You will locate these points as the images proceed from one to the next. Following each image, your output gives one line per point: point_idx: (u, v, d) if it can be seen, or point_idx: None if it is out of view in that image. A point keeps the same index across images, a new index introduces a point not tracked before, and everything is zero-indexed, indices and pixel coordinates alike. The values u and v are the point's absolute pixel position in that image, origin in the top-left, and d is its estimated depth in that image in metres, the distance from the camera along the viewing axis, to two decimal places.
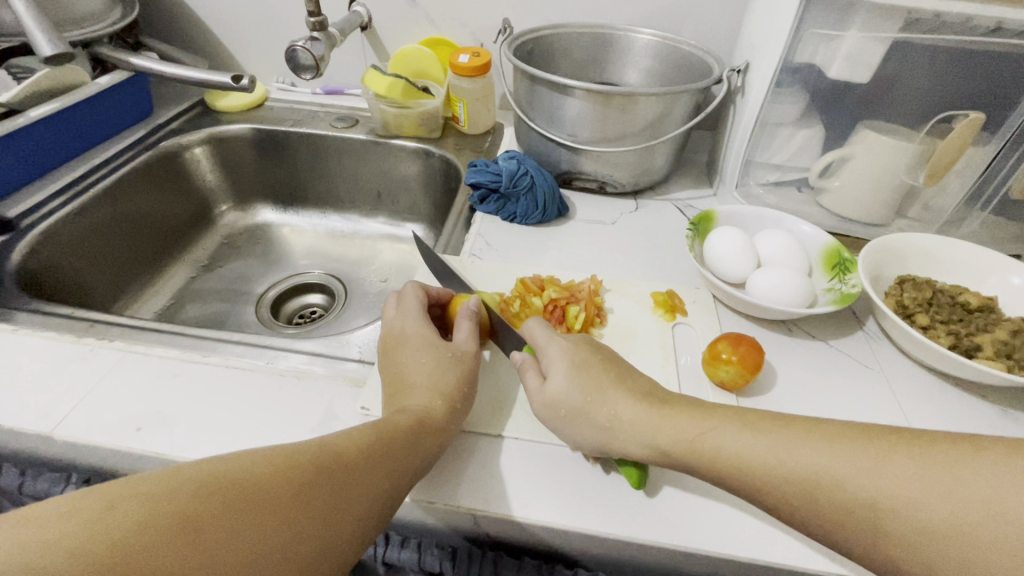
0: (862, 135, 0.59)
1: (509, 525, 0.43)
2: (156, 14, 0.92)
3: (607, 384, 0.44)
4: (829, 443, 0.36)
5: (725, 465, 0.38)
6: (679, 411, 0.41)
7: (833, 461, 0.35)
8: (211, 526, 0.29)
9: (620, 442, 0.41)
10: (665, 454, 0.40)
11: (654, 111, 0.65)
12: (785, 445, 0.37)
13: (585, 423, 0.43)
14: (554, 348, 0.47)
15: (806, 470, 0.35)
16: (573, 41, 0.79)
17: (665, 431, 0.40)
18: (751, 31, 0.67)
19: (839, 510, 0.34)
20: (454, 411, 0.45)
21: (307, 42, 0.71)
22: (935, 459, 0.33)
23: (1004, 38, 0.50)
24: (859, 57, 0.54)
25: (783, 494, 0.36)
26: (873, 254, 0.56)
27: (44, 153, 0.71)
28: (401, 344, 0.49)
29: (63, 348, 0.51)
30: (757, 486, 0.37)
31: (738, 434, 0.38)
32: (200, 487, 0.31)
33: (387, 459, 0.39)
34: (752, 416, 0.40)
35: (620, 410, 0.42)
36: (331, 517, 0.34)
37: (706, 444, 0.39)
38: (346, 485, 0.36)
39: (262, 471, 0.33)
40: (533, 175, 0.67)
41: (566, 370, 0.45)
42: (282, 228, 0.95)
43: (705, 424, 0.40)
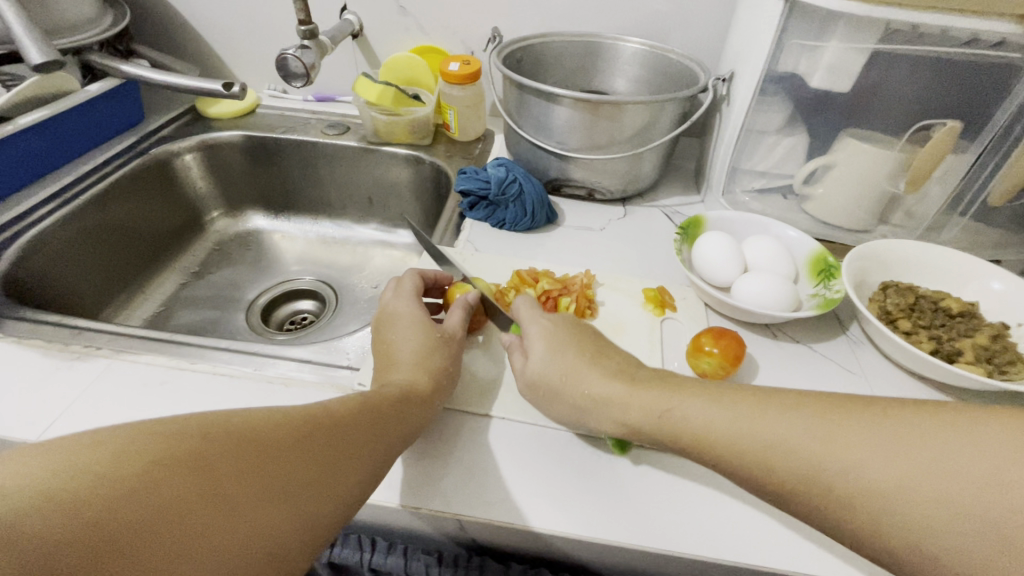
0: (845, 143, 0.60)
1: (495, 531, 0.43)
2: (147, 21, 0.92)
3: (582, 362, 0.45)
4: (791, 413, 0.36)
5: (690, 438, 0.39)
6: (651, 386, 0.42)
7: (792, 428, 0.35)
8: (226, 469, 0.30)
9: (595, 418, 0.43)
10: (635, 429, 0.41)
11: (641, 120, 0.65)
12: (747, 415, 0.37)
13: (560, 401, 0.44)
14: (536, 327, 0.48)
15: (766, 439, 0.36)
16: (562, 49, 0.80)
17: (634, 407, 0.41)
18: (735, 42, 0.69)
19: (797, 475, 0.34)
20: (436, 389, 0.46)
21: (298, 50, 0.71)
22: (892, 425, 0.33)
23: (981, 49, 0.51)
24: (840, 66, 0.55)
25: (744, 463, 0.36)
26: (857, 260, 0.57)
27: (33, 160, 0.71)
28: (394, 322, 0.51)
29: (50, 356, 0.51)
30: (721, 457, 0.37)
31: (703, 406, 0.39)
32: (212, 433, 0.31)
33: (383, 425, 0.40)
34: (719, 389, 0.40)
35: (595, 387, 0.43)
36: (337, 471, 0.35)
37: (673, 418, 0.39)
38: (349, 443, 0.37)
39: (270, 423, 0.34)
40: (522, 182, 0.68)
41: (545, 350, 0.46)
42: (273, 234, 0.95)
43: (672, 397, 0.40)
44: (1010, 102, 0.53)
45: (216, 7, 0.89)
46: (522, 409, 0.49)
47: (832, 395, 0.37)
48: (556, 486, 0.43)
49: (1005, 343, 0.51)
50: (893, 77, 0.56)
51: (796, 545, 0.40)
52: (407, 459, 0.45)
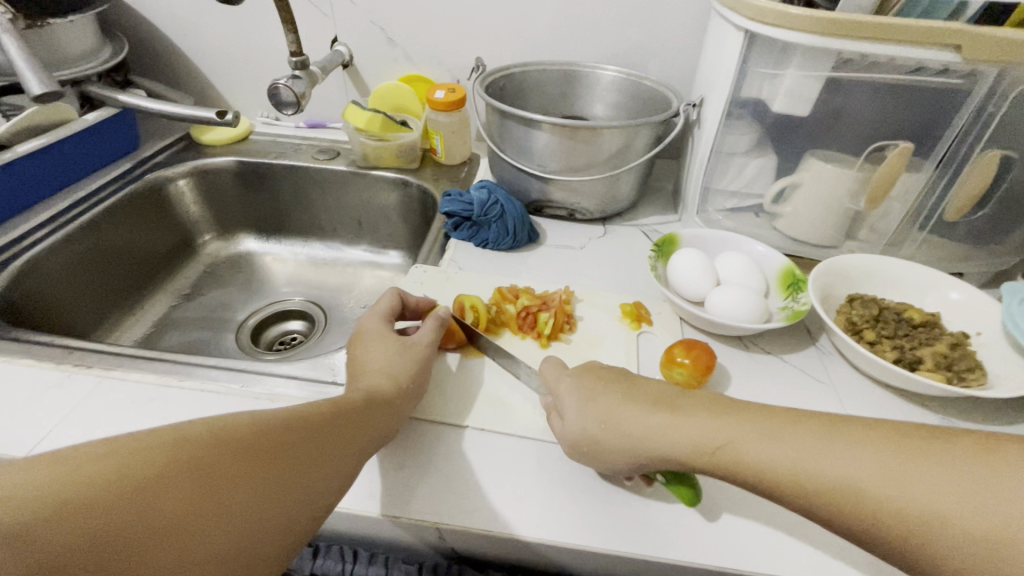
0: (809, 163, 0.63)
1: (472, 538, 0.44)
2: (145, 53, 0.96)
3: (619, 404, 0.44)
4: (857, 450, 0.35)
5: (749, 475, 0.38)
6: (698, 417, 0.41)
7: (861, 467, 0.34)
8: (213, 466, 0.32)
9: (644, 457, 0.41)
10: (686, 465, 0.40)
11: (617, 143, 0.69)
12: (811, 451, 0.36)
13: (608, 452, 0.43)
14: (562, 385, 0.48)
15: (832, 478, 0.35)
16: (542, 78, 0.83)
17: (685, 442, 0.40)
18: (704, 70, 0.72)
19: (870, 516, 0.33)
20: (404, 389, 0.47)
21: (288, 80, 0.74)
22: (970, 468, 0.32)
23: (927, 76, 0.55)
24: (799, 92, 0.59)
25: (812, 501, 0.35)
26: (822, 275, 0.59)
27: (30, 186, 0.73)
28: (359, 339, 0.53)
29: (42, 374, 0.53)
30: (786, 495, 0.36)
31: (763, 443, 0.38)
32: (194, 435, 0.33)
33: (360, 423, 0.42)
34: (773, 421, 0.39)
35: (641, 427, 0.42)
36: (317, 464, 0.37)
37: (728, 455, 0.39)
38: (326, 440, 0.39)
39: (251, 424, 0.36)
40: (503, 203, 0.70)
41: (578, 405, 0.45)
42: (264, 256, 0.97)
43: (725, 431, 0.39)
44: (957, 123, 0.57)
45: (211, 40, 0.93)
46: (501, 418, 0.51)
47: (897, 426, 0.36)
48: (533, 494, 0.45)
49: (963, 352, 0.53)
50: (853, 101, 0.60)
51: (765, 547, 0.42)
52: (388, 471, 0.46)
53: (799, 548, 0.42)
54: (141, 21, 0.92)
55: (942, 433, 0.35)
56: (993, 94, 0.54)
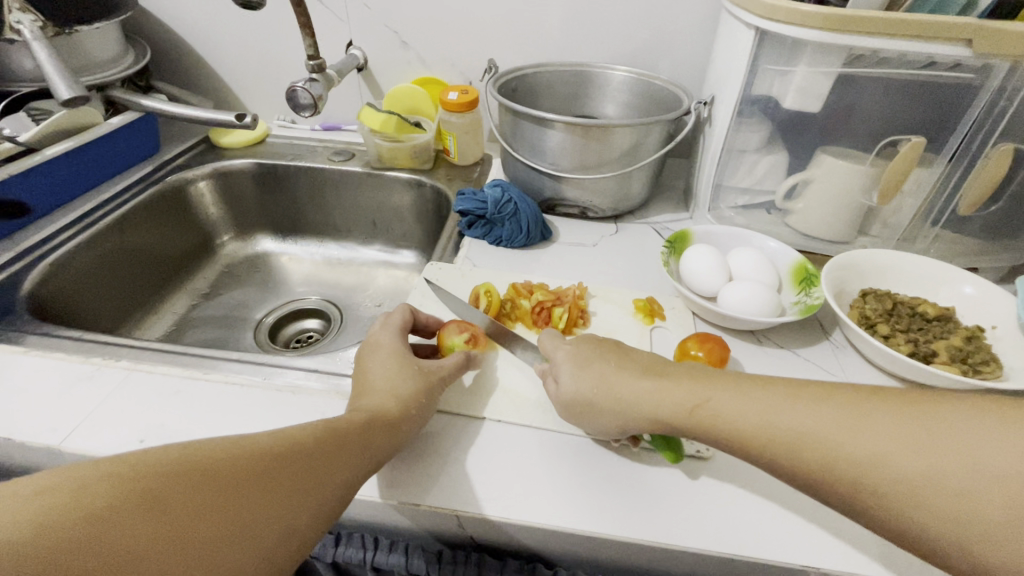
0: (820, 159, 0.63)
1: (490, 526, 0.45)
2: (166, 59, 0.99)
3: (609, 370, 0.45)
4: (818, 405, 0.37)
5: (720, 431, 0.39)
6: (675, 380, 0.43)
7: (821, 419, 0.36)
8: (181, 500, 0.32)
9: (626, 418, 0.43)
10: (664, 425, 0.42)
11: (628, 141, 0.69)
12: (778, 407, 0.38)
13: (594, 413, 0.45)
14: (560, 355, 0.49)
15: (795, 431, 0.36)
16: (554, 78, 0.85)
17: (664, 404, 0.42)
18: (714, 69, 0.73)
19: (829, 466, 0.35)
20: (406, 417, 0.46)
21: (306, 83, 0.76)
22: (916, 418, 0.34)
23: (938, 71, 0.55)
24: (810, 88, 0.59)
25: (776, 454, 0.37)
26: (835, 269, 0.60)
27: (57, 189, 0.76)
28: (372, 351, 0.52)
29: (72, 367, 0.54)
30: (751, 450, 0.38)
31: (735, 400, 0.40)
32: (163, 470, 0.32)
33: (353, 447, 0.41)
34: (746, 382, 0.41)
35: (626, 392, 0.43)
36: (297, 495, 0.36)
37: (704, 413, 0.40)
38: (311, 467, 0.38)
39: (229, 454, 0.35)
40: (517, 202, 0.71)
41: (572, 370, 0.47)
42: (281, 256, 0.99)
43: (700, 391, 0.41)
44: (969, 118, 0.57)
45: (230, 45, 0.95)
46: (517, 409, 0.51)
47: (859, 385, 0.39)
48: (550, 483, 0.45)
49: (978, 345, 0.54)
50: (864, 98, 0.60)
51: (781, 535, 0.42)
52: (407, 461, 0.47)
53: (814, 536, 0.42)
54: (162, 27, 0.95)
55: (897, 391, 0.37)
56: (1004, 89, 0.54)
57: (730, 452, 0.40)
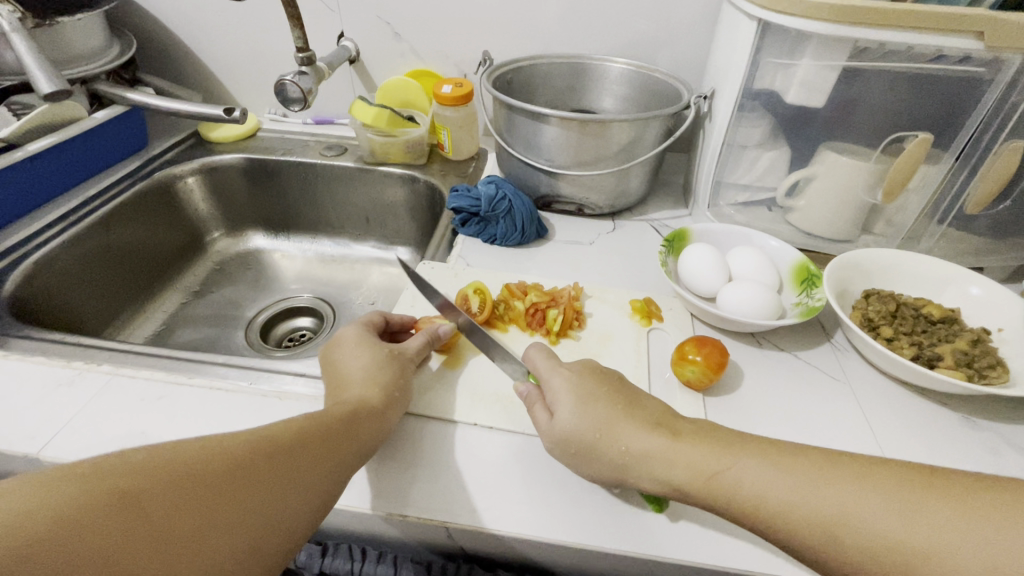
0: (824, 155, 0.62)
1: (481, 538, 0.44)
2: (153, 51, 0.96)
3: (619, 417, 0.43)
4: (857, 484, 0.35)
5: (745, 502, 0.37)
6: (696, 441, 0.40)
7: (861, 498, 0.34)
8: (158, 500, 0.29)
9: (638, 477, 0.41)
10: (680, 490, 0.39)
11: (626, 136, 0.68)
12: (811, 483, 0.36)
13: (597, 460, 0.42)
14: (556, 379, 0.46)
15: (831, 510, 0.34)
16: (551, 71, 0.83)
17: (679, 466, 0.39)
18: (715, 62, 0.71)
19: (867, 550, 0.33)
20: (390, 400, 0.46)
21: (295, 76, 0.74)
22: (973, 505, 0.32)
23: (947, 65, 0.54)
24: (814, 82, 0.57)
25: (808, 535, 0.35)
26: (838, 269, 0.58)
27: (39, 185, 0.74)
28: (339, 344, 0.51)
29: (53, 372, 0.53)
30: (782, 528, 0.36)
31: (762, 471, 0.37)
32: (142, 466, 0.30)
33: (336, 442, 0.40)
34: (772, 450, 0.39)
35: (634, 444, 0.41)
36: (281, 491, 0.35)
37: (725, 480, 0.38)
38: (295, 463, 0.36)
39: (204, 449, 0.33)
40: (511, 199, 0.69)
41: (574, 405, 0.44)
42: (273, 253, 0.97)
43: (724, 459, 0.39)
44: (977, 114, 0.56)
45: (217, 36, 0.93)
46: (509, 414, 0.50)
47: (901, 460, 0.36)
48: (545, 492, 0.44)
49: (984, 348, 0.52)
50: (869, 92, 0.59)
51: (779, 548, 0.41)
52: (394, 470, 0.45)
53: None
54: (148, 18, 0.92)
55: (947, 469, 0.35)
56: (1015, 83, 0.52)
57: (755, 526, 0.37)
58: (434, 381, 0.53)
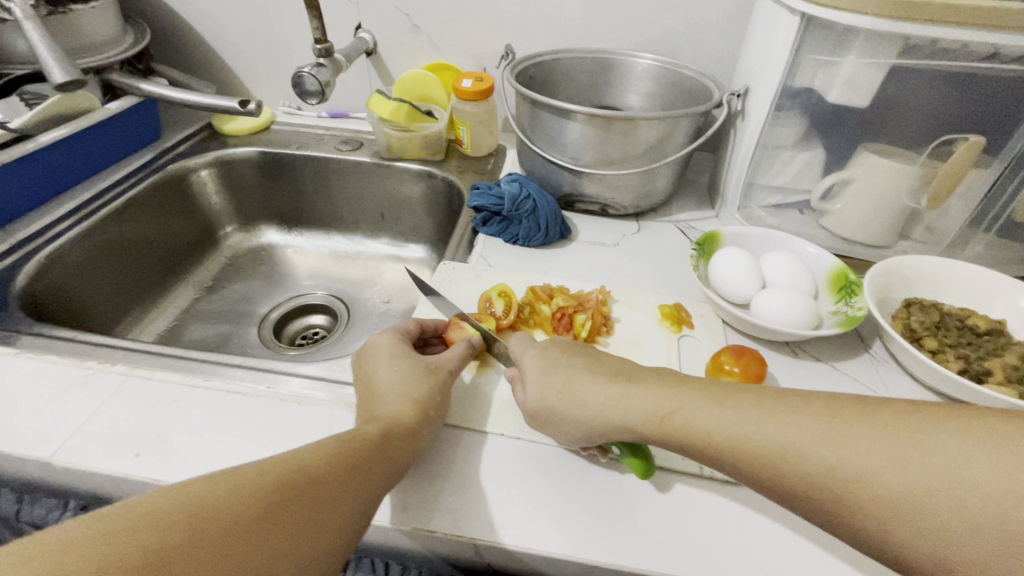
0: (864, 157, 0.59)
1: (508, 555, 0.42)
2: (167, 41, 0.94)
3: (577, 374, 0.44)
4: (793, 416, 0.35)
5: (693, 440, 0.38)
6: (647, 385, 0.41)
7: (796, 429, 0.34)
8: (178, 562, 0.27)
9: (596, 427, 0.41)
10: (632, 434, 0.40)
11: (655, 134, 0.65)
12: (752, 418, 0.36)
13: (558, 416, 0.43)
14: (528, 356, 0.47)
15: (770, 443, 0.35)
16: (574, 66, 0.80)
17: (632, 411, 0.40)
18: (748, 58, 0.68)
19: (803, 477, 0.33)
20: (425, 421, 0.44)
21: (313, 67, 0.72)
22: (898, 428, 0.32)
23: (1000, 64, 0.51)
24: (858, 80, 0.55)
25: (753, 469, 0.35)
26: (879, 276, 0.56)
27: (51, 177, 0.72)
28: (372, 355, 0.49)
29: (66, 372, 0.51)
30: (727, 461, 0.37)
31: (707, 411, 0.38)
32: (162, 517, 0.28)
33: (364, 471, 0.37)
34: (719, 389, 0.39)
35: (591, 397, 0.42)
36: (312, 527, 0.33)
37: (674, 421, 0.39)
38: (326, 495, 0.35)
39: (225, 494, 0.31)
40: (535, 199, 0.67)
41: (539, 371, 0.45)
42: (286, 249, 0.95)
43: (672, 400, 0.39)
44: None
45: (233, 26, 0.91)
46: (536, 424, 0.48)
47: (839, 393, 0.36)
48: (576, 508, 0.42)
49: None
50: (915, 91, 0.56)
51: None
52: (419, 482, 0.43)
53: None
54: (162, 7, 0.90)
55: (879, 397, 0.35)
56: None
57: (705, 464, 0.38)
58: (458, 388, 0.51)
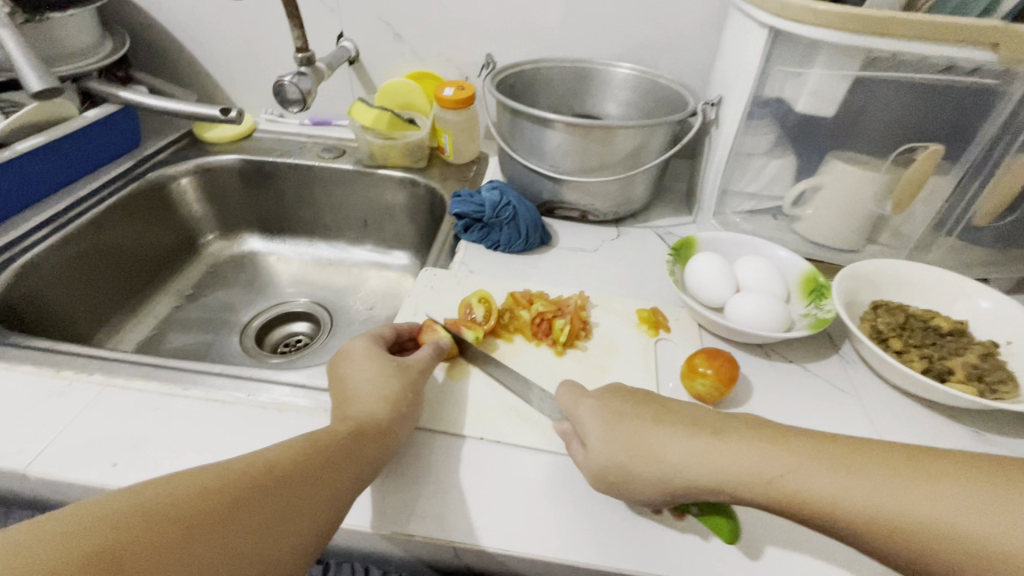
0: (831, 165, 0.61)
1: (488, 557, 0.42)
2: (147, 49, 0.94)
3: (652, 428, 0.41)
4: (928, 480, 0.33)
5: (811, 507, 0.35)
6: (737, 439, 0.38)
7: (932, 496, 0.32)
8: (134, 560, 0.27)
9: (684, 487, 0.38)
10: (732, 495, 0.37)
11: (632, 143, 0.67)
12: (881, 484, 0.34)
13: (637, 478, 0.40)
14: (583, 409, 0.44)
15: (906, 511, 0.32)
16: (554, 75, 0.82)
17: (733, 469, 0.37)
18: (722, 69, 0.70)
19: (945, 547, 0.31)
20: (397, 418, 0.44)
21: (295, 76, 0.72)
22: None
23: (956, 76, 0.53)
24: (824, 91, 0.57)
25: (875, 535, 0.33)
26: (847, 280, 0.57)
27: (27, 185, 0.71)
28: (346, 357, 0.49)
29: (42, 382, 0.51)
30: (854, 529, 0.34)
31: (825, 472, 0.35)
32: (117, 517, 0.29)
33: (330, 470, 0.38)
34: (829, 449, 0.37)
35: (676, 452, 0.39)
36: (276, 525, 0.33)
37: (786, 484, 0.36)
38: (292, 495, 0.35)
39: (185, 495, 0.31)
40: (515, 206, 0.68)
41: (603, 428, 0.42)
42: (268, 256, 0.95)
43: (778, 459, 0.36)
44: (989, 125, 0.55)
45: (213, 34, 0.91)
46: (515, 427, 0.49)
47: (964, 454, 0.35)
48: (554, 509, 0.43)
49: (995, 362, 0.52)
50: (879, 101, 0.58)
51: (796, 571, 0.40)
52: (399, 486, 0.44)
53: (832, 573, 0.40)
54: (141, 14, 0.90)
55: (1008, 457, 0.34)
56: None
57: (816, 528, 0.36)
58: (439, 393, 0.52)
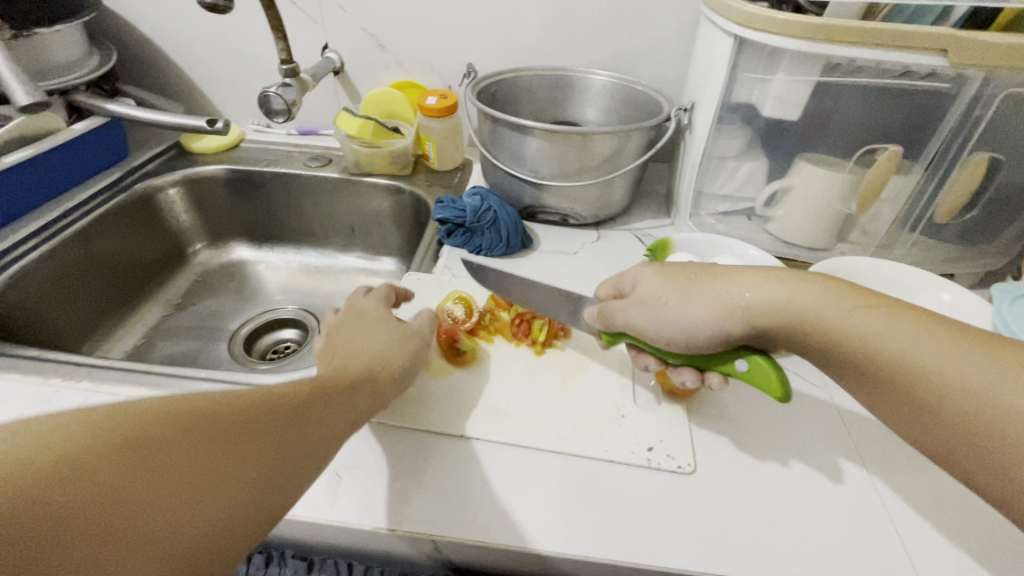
0: (800, 166, 0.63)
1: (468, 550, 0.44)
2: (133, 62, 0.95)
3: (715, 275, 0.43)
4: (955, 345, 0.33)
5: (834, 338, 0.37)
6: (821, 284, 0.38)
7: (947, 353, 0.33)
8: (162, 449, 0.27)
9: (725, 311, 0.40)
10: (761, 323, 0.39)
11: (609, 148, 0.69)
12: (910, 333, 0.34)
13: (677, 303, 0.43)
14: (642, 270, 0.48)
15: (913, 359, 0.34)
16: (534, 83, 0.84)
17: (771, 298, 0.39)
18: (694, 74, 0.73)
19: (936, 393, 0.33)
20: (393, 373, 0.47)
21: (279, 87, 0.74)
22: None
23: (913, 80, 0.56)
24: (789, 96, 0.59)
25: (910, 390, 0.34)
26: (815, 278, 0.59)
27: (15, 198, 0.72)
28: (356, 314, 0.52)
29: (30, 390, 0.52)
30: (862, 361, 0.36)
31: (858, 314, 0.36)
32: (148, 411, 0.28)
33: (336, 403, 0.39)
34: (883, 303, 0.37)
35: (730, 285, 0.41)
36: (297, 442, 0.34)
37: (815, 315, 0.37)
38: (309, 418, 0.36)
39: (212, 401, 0.31)
40: (496, 210, 0.70)
41: (661, 273, 0.46)
42: (256, 264, 0.96)
43: (817, 297, 0.38)
44: (945, 125, 0.58)
45: (199, 47, 0.92)
46: (494, 425, 0.50)
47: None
48: (533, 502, 0.45)
49: None
50: (843, 104, 0.61)
51: (764, 555, 0.42)
52: (382, 484, 0.45)
53: (799, 556, 0.42)
54: (128, 29, 0.91)
55: None
56: (979, 97, 0.54)
57: (852, 373, 0.37)
58: (421, 393, 0.53)
